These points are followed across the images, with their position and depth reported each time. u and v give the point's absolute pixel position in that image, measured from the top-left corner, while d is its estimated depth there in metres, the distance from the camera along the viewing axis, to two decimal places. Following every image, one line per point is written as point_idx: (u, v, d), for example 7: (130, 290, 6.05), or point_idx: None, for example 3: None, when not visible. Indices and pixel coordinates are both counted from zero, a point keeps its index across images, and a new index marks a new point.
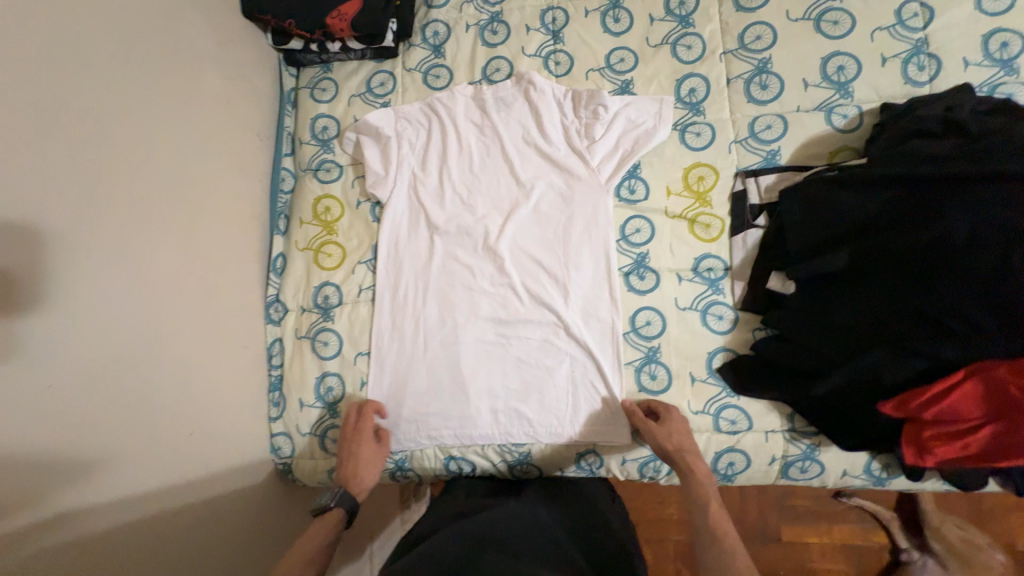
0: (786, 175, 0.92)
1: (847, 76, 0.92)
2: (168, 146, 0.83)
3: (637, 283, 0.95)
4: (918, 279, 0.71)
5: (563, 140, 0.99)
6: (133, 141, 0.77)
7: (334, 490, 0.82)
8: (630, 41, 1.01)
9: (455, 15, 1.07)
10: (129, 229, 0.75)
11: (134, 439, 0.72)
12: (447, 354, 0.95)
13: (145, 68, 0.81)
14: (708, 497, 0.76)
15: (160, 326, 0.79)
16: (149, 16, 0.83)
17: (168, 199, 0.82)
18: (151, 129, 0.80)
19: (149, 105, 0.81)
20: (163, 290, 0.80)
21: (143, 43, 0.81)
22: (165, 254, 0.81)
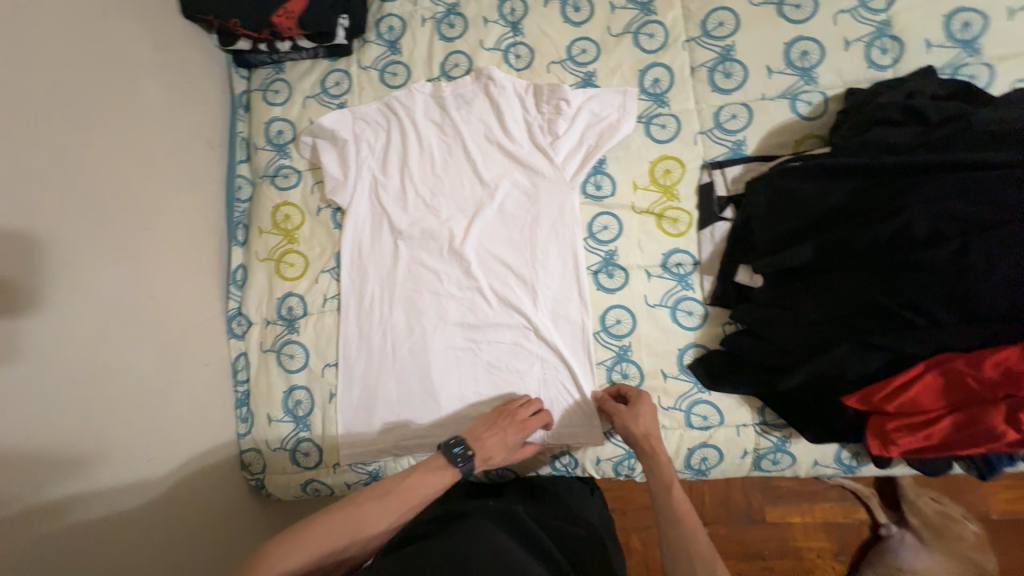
0: (753, 166, 0.91)
1: (811, 62, 0.90)
2: (108, 157, 0.78)
3: (606, 281, 0.93)
4: (882, 270, 0.70)
5: (527, 137, 0.96)
6: (70, 153, 0.72)
7: (470, 457, 0.78)
8: (592, 31, 0.98)
9: (409, 8, 1.02)
10: (71, 249, 0.71)
11: (90, 470, 0.69)
12: (416, 362, 0.93)
13: (78, 75, 0.75)
14: (668, 477, 0.78)
15: (114, 349, 0.75)
16: (79, 17, 0.77)
17: (112, 214, 0.77)
18: (88, 140, 0.75)
19: (86, 117, 0.75)
20: (114, 311, 0.76)
21: (74, 47, 0.75)
22: (113, 275, 0.76)
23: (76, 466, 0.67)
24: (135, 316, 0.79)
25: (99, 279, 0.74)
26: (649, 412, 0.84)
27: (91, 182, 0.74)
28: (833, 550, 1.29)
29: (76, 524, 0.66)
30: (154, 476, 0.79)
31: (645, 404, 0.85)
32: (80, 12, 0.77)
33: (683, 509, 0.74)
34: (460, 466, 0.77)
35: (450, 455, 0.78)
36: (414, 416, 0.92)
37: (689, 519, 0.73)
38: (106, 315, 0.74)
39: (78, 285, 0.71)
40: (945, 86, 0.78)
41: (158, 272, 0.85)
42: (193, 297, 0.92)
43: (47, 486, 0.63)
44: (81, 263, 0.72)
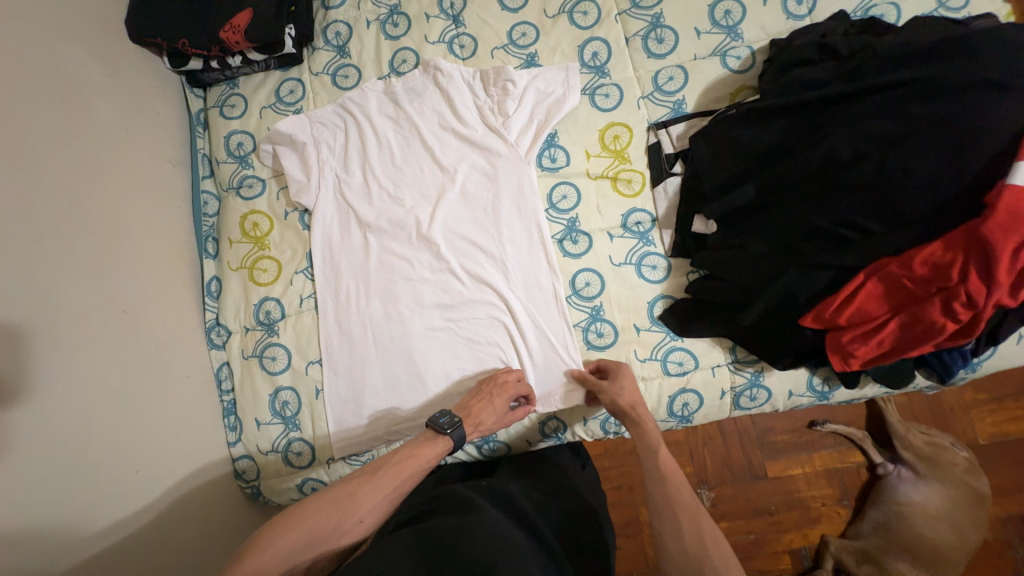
0: (695, 122, 0.96)
1: (734, 19, 0.96)
2: (65, 173, 0.78)
3: (571, 247, 0.97)
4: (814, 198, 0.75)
5: (480, 120, 1.00)
6: (25, 167, 0.72)
7: (460, 422, 0.80)
8: (529, 15, 1.03)
9: (354, 13, 1.06)
10: (37, 263, 0.71)
11: (74, 480, 0.68)
12: (400, 348, 0.94)
13: (25, 93, 0.76)
14: (655, 444, 0.78)
15: (86, 359, 0.74)
16: (22, 38, 0.78)
17: (75, 228, 0.78)
18: (43, 156, 0.76)
19: (46, 139, 0.77)
20: (85, 323, 0.76)
21: (20, 66, 0.76)
22: (87, 291, 0.77)
23: (62, 476, 0.67)
24: (107, 328, 0.79)
25: (66, 291, 0.74)
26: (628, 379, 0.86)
27: (50, 196, 0.75)
28: (838, 497, 1.33)
29: (61, 534, 0.65)
30: (140, 486, 0.79)
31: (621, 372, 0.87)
32: (24, 33, 0.78)
33: (670, 469, 0.74)
34: (450, 432, 0.78)
35: (436, 425, 0.79)
36: (403, 401, 0.93)
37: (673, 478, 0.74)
38: (78, 327, 0.74)
39: (44, 296, 0.70)
40: (854, 25, 0.84)
41: (131, 287, 0.86)
42: (167, 309, 0.93)
43: (32, 496, 0.63)
44: (47, 274, 0.72)
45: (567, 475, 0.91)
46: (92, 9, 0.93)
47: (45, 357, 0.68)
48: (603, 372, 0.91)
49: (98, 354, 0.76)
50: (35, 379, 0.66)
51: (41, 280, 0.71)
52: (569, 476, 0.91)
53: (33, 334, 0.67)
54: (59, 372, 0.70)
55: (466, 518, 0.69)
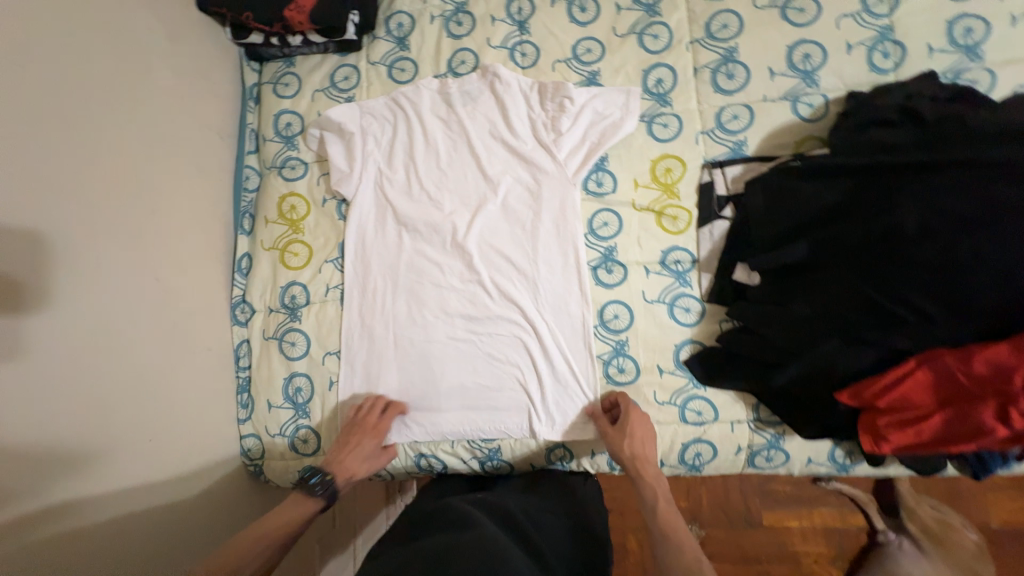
0: (753, 166, 0.92)
1: (813, 64, 0.91)
2: (114, 137, 0.79)
3: (605, 277, 0.94)
4: (872, 269, 0.71)
5: (532, 134, 0.97)
6: (74, 128, 0.73)
7: (329, 480, 0.81)
8: (597, 31, 0.99)
9: (419, 6, 1.04)
10: (80, 229, 0.72)
11: (84, 441, 0.70)
12: (419, 353, 0.93)
13: (86, 54, 0.76)
14: (657, 500, 0.77)
15: (111, 323, 0.76)
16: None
17: (119, 193, 0.79)
18: (96, 119, 0.76)
19: (102, 104, 0.78)
20: (115, 288, 0.77)
21: (86, 27, 0.77)
22: (122, 258, 0.79)
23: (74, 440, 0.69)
24: (137, 294, 0.80)
25: (99, 255, 0.75)
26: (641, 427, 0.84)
27: (98, 161, 0.76)
28: (833, 558, 1.28)
29: (66, 491, 0.67)
30: (149, 453, 0.80)
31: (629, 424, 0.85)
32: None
33: (673, 528, 0.74)
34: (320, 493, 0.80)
35: (306, 487, 0.80)
36: (414, 406, 0.93)
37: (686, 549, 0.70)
38: (109, 295, 0.76)
39: (77, 258, 0.72)
40: (944, 89, 0.79)
41: (165, 257, 0.87)
42: (198, 279, 0.94)
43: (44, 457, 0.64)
44: (82, 237, 0.73)
45: (570, 492, 0.89)
46: None
47: (66, 317, 0.69)
48: (614, 413, 0.90)
49: (124, 319, 0.78)
50: (55, 338, 0.67)
51: (78, 240, 0.72)
52: (568, 487, 0.90)
53: (60, 294, 0.68)
54: (83, 334, 0.71)
55: (461, 537, 0.68)
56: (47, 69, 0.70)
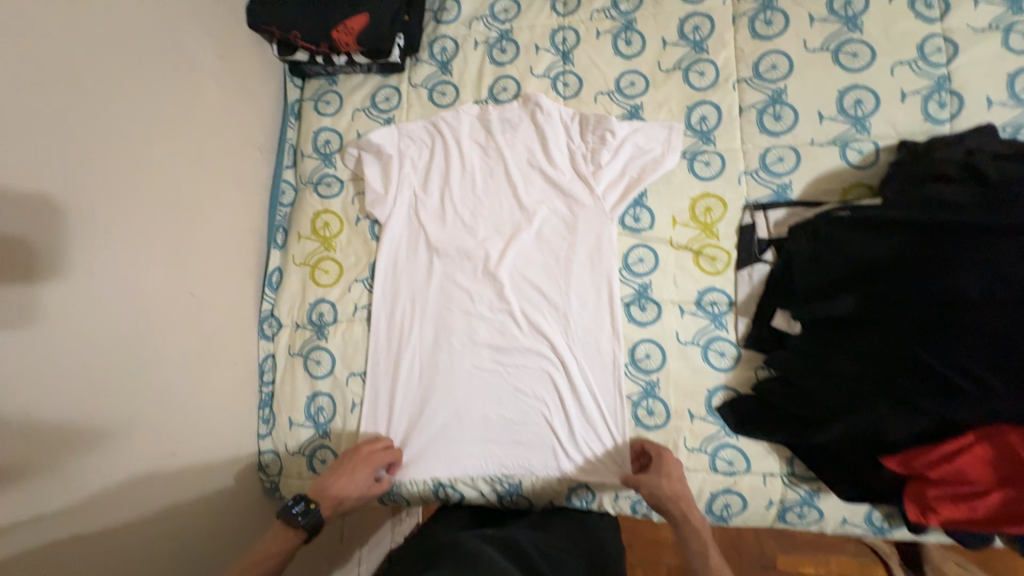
0: (797, 210, 0.90)
1: (865, 110, 0.89)
2: (158, 155, 0.80)
3: (638, 314, 0.93)
4: (924, 331, 0.69)
5: (570, 165, 0.96)
6: (119, 144, 0.74)
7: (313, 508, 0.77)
8: (641, 64, 0.99)
9: (463, 31, 1.05)
10: (116, 246, 0.73)
11: (105, 455, 0.71)
12: (444, 382, 0.92)
13: (138, 72, 0.78)
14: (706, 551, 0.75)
15: (141, 339, 0.76)
16: (147, 16, 0.80)
17: (159, 209, 0.80)
18: (143, 136, 0.78)
19: (149, 122, 0.79)
20: (148, 303, 0.78)
21: (140, 46, 0.79)
22: (157, 274, 0.79)
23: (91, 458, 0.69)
24: (169, 309, 0.81)
25: (136, 270, 0.76)
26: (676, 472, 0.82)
27: (139, 179, 0.77)
28: None
29: (81, 510, 0.67)
30: (168, 470, 0.80)
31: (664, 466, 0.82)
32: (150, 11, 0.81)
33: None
34: (302, 522, 0.75)
35: (287, 516, 0.76)
36: (437, 436, 0.91)
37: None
38: (141, 310, 0.76)
39: (113, 273, 0.72)
40: (1006, 146, 0.76)
41: (199, 272, 0.87)
42: (229, 293, 0.94)
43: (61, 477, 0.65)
44: (120, 252, 0.74)
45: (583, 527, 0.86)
46: None
47: (97, 332, 0.70)
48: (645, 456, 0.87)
49: (154, 334, 0.78)
50: (82, 354, 0.68)
51: (116, 256, 0.73)
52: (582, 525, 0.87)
53: (93, 310, 0.69)
54: (110, 349, 0.72)
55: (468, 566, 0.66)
56: (99, 87, 0.72)
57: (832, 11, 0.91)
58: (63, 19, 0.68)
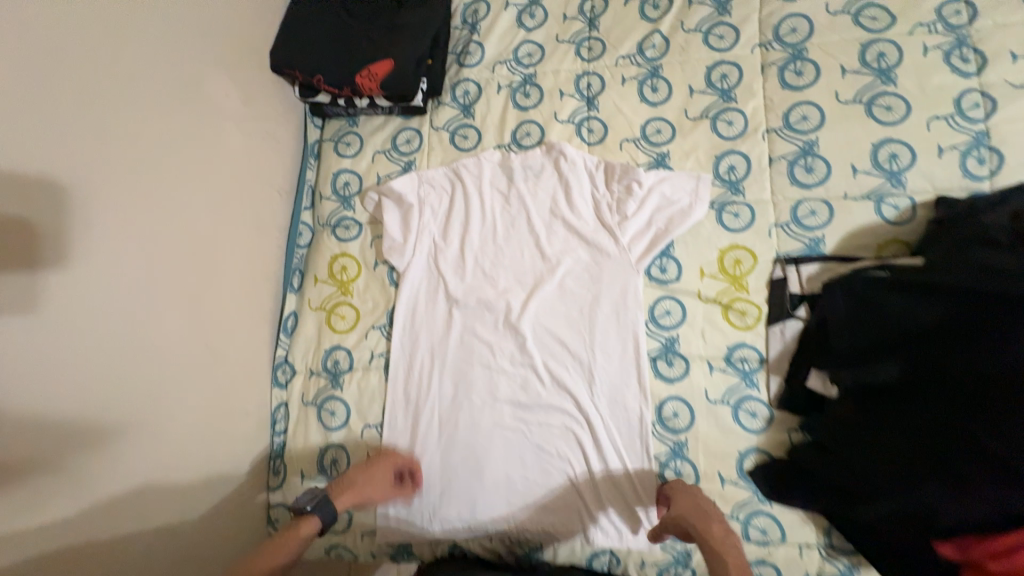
0: (830, 265, 0.87)
1: (900, 165, 0.86)
2: (173, 209, 0.80)
3: (665, 369, 0.90)
4: (966, 408, 0.64)
5: (595, 214, 0.95)
6: (136, 201, 0.74)
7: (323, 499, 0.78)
8: (667, 112, 0.97)
9: (486, 75, 1.04)
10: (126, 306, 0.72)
11: (103, 521, 0.69)
12: (463, 439, 0.89)
13: (162, 128, 0.78)
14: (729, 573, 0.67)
15: (149, 397, 0.75)
16: (169, 71, 0.80)
17: (174, 263, 0.80)
18: (162, 192, 0.78)
19: (167, 177, 0.79)
20: (158, 361, 0.77)
21: (162, 101, 0.79)
22: (167, 330, 0.78)
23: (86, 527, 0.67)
24: (181, 363, 0.81)
25: (149, 326, 0.75)
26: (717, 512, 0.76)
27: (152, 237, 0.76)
28: None
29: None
30: (169, 531, 0.78)
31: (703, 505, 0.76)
32: (173, 65, 0.81)
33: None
34: (314, 511, 0.76)
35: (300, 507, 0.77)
36: (455, 495, 0.88)
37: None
38: (148, 368, 0.75)
39: (125, 332, 0.72)
40: None
41: (211, 324, 0.86)
42: (243, 341, 0.93)
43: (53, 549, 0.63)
44: (133, 311, 0.73)
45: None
46: (243, 36, 0.95)
47: (106, 392, 0.69)
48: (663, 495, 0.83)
49: (164, 391, 0.78)
50: (87, 417, 0.67)
51: (130, 315, 0.73)
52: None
53: (101, 371, 0.69)
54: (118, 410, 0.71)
55: None
56: (119, 147, 0.72)
57: (864, 63, 0.89)
58: (86, 82, 0.68)
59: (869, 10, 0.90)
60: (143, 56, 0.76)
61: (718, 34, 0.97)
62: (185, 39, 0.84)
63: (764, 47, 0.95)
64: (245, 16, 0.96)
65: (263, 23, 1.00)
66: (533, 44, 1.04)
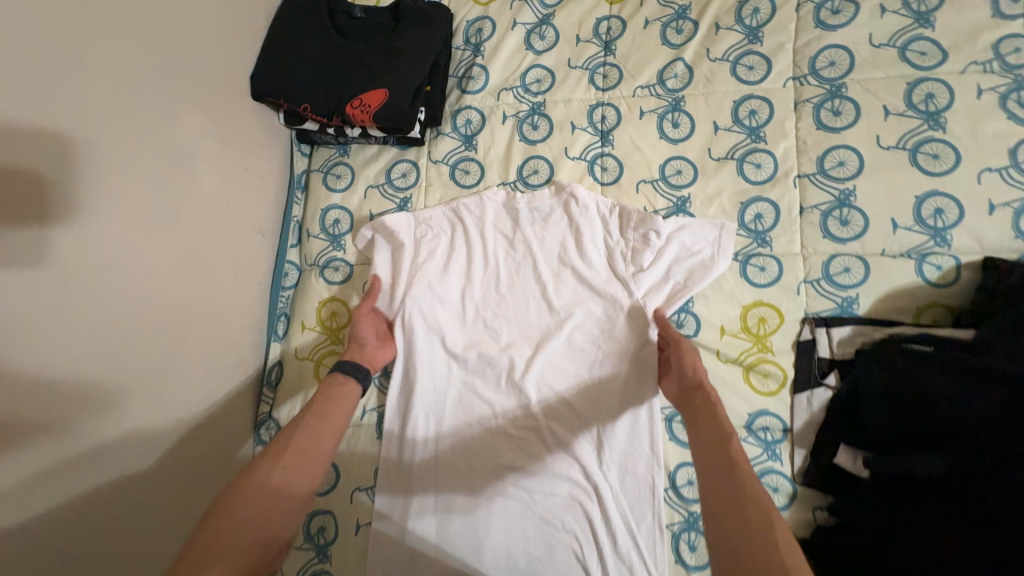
0: (864, 329, 0.80)
1: (946, 221, 0.78)
2: (139, 268, 0.73)
3: (681, 434, 0.83)
4: (1012, 525, 0.58)
5: (609, 264, 0.86)
6: (93, 272, 0.67)
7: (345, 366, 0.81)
8: (689, 150, 0.88)
9: (490, 103, 0.95)
10: (86, 382, 0.67)
11: None
12: (461, 509, 0.82)
13: (120, 185, 0.71)
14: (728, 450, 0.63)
15: (112, 480, 0.70)
16: (129, 117, 0.72)
17: (139, 333, 0.73)
18: (122, 257, 0.71)
19: (131, 234, 0.72)
20: (123, 434, 0.71)
21: (125, 150, 0.71)
22: (133, 400, 0.73)
23: None
24: (150, 440, 0.75)
25: (109, 407, 0.70)
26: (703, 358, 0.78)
27: (114, 302, 0.70)
28: None
29: None
30: None
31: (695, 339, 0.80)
32: (134, 110, 0.73)
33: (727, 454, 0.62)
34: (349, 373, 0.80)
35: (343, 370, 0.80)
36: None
37: (753, 504, 0.57)
38: (113, 443, 0.70)
39: (82, 419, 0.66)
40: None
41: (182, 386, 0.80)
42: (222, 402, 0.86)
43: None
44: (89, 392, 0.67)
45: None
46: (216, 64, 0.86)
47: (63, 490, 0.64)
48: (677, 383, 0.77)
49: (127, 474, 0.71)
50: (40, 519, 0.61)
51: (88, 398, 0.67)
52: None
53: (56, 466, 0.63)
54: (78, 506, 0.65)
55: None
56: (69, 212, 0.64)
57: (910, 105, 0.80)
58: (29, 145, 0.60)
59: (918, 43, 0.81)
60: (95, 103, 0.68)
61: (747, 64, 0.88)
62: (148, 77, 0.75)
63: (798, 81, 0.86)
64: (219, 40, 0.87)
65: (241, 45, 0.91)
66: (542, 69, 0.95)
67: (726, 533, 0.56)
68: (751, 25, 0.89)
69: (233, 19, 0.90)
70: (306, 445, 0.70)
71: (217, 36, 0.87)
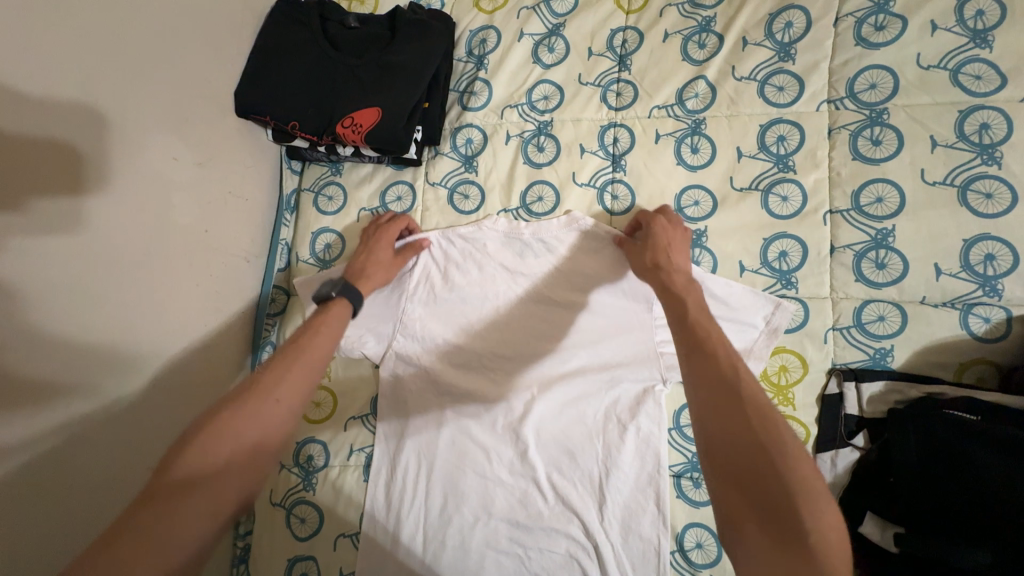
0: (898, 385, 0.72)
1: (997, 268, 0.70)
2: (116, 304, 0.68)
3: (690, 490, 0.76)
4: None
5: (630, 305, 0.78)
6: (62, 323, 0.62)
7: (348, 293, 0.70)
8: (709, 178, 0.80)
9: (493, 121, 0.89)
10: (54, 431, 0.62)
11: None
12: (451, 561, 0.77)
13: (94, 225, 0.65)
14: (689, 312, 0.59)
15: (81, 533, 0.65)
16: (98, 147, 0.66)
17: (116, 378, 0.69)
18: (98, 297, 0.66)
19: (107, 268, 0.67)
20: (93, 484, 0.67)
21: (101, 178, 0.66)
22: (104, 446, 0.68)
23: None
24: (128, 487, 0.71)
25: (87, 457, 0.66)
26: (682, 247, 0.72)
27: (87, 343, 0.65)
28: None
29: None
30: None
31: (666, 223, 0.73)
32: (108, 140, 0.67)
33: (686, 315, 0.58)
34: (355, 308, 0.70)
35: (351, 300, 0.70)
36: None
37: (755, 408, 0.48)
38: (83, 493, 0.65)
39: (52, 472, 0.62)
40: None
41: (159, 426, 0.75)
42: None
43: None
44: (58, 442, 0.62)
45: None
46: (199, 80, 0.80)
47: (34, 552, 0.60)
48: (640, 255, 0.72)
49: (98, 523, 0.67)
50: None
51: (55, 450, 0.62)
52: None
53: (27, 530, 0.59)
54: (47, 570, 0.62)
55: None
56: (38, 250, 0.59)
57: (961, 135, 0.72)
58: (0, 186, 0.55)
59: (972, 66, 0.72)
60: (61, 135, 0.61)
61: (777, 84, 0.79)
62: (125, 102, 0.69)
63: (833, 105, 0.77)
64: (204, 54, 0.81)
65: (225, 57, 0.84)
66: (550, 85, 0.87)
67: (741, 445, 0.46)
68: (782, 41, 0.80)
69: (217, 28, 0.83)
70: (266, 383, 0.56)
71: (199, 49, 0.80)
